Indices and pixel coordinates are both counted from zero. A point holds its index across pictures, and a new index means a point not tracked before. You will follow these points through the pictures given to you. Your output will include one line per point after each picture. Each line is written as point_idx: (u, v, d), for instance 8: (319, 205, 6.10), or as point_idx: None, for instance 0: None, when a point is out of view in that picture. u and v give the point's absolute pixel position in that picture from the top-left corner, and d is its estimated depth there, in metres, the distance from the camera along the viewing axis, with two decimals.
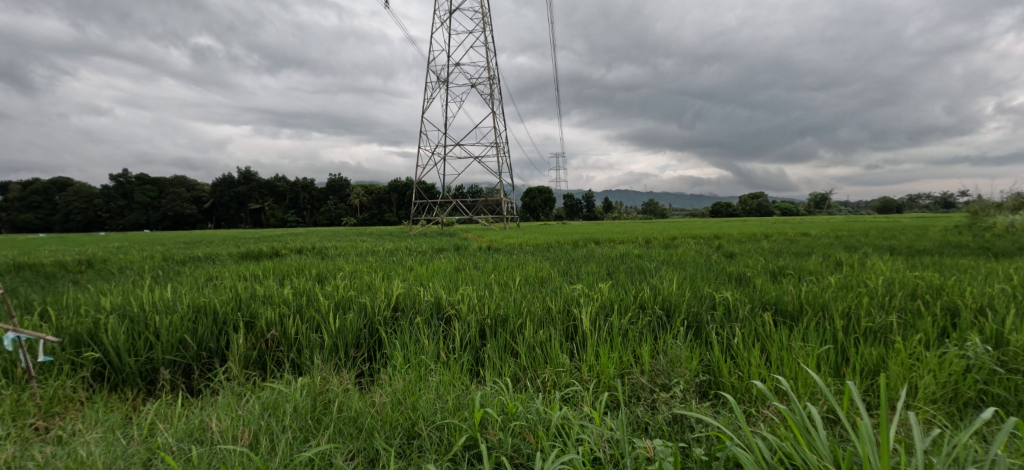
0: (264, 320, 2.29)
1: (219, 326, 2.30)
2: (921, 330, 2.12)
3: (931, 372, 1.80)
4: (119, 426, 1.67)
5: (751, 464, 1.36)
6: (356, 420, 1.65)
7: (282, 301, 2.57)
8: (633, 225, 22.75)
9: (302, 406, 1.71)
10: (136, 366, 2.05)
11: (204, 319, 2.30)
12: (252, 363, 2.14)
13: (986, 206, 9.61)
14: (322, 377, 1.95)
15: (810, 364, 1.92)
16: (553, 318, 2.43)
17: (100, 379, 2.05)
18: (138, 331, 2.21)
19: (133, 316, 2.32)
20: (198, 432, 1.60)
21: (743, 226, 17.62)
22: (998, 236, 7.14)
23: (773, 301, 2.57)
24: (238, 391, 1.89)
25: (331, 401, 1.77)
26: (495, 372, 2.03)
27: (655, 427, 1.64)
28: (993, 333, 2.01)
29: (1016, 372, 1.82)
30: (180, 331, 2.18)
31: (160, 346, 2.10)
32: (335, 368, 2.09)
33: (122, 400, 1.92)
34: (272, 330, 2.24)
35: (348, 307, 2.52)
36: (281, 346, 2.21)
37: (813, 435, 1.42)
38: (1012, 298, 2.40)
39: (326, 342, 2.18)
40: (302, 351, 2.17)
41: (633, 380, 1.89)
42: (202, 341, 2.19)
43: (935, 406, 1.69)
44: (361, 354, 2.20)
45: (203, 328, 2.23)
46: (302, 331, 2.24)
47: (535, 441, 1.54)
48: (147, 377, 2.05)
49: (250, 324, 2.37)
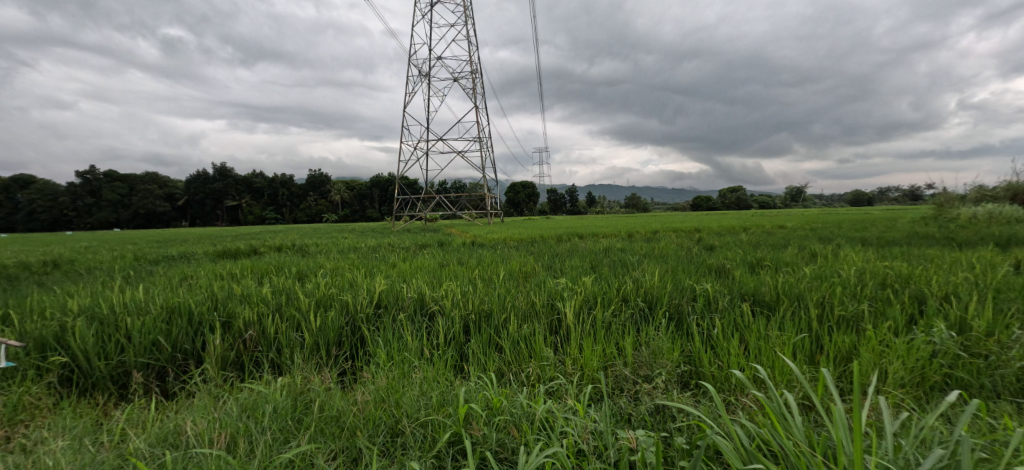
0: (241, 320, 2.28)
1: (196, 326, 2.29)
2: (891, 317, 2.21)
3: (901, 358, 1.88)
4: (89, 434, 1.65)
5: (731, 451, 1.42)
6: (339, 419, 1.67)
7: (261, 299, 2.57)
8: (615, 220, 23.06)
9: (282, 407, 1.71)
10: (107, 370, 2.03)
11: (178, 320, 2.28)
12: (230, 363, 2.13)
13: (951, 198, 10.08)
14: (303, 376, 1.96)
15: (787, 352, 2.00)
16: (537, 312, 2.48)
17: (68, 384, 2.02)
18: (107, 334, 2.19)
19: (103, 318, 2.29)
20: (172, 436, 1.60)
21: (724, 219, 17.92)
22: (962, 227, 7.45)
23: (751, 292, 2.65)
24: (215, 393, 1.89)
25: (312, 400, 1.78)
26: (480, 368, 2.06)
27: (639, 418, 1.69)
28: (957, 319, 2.09)
29: (979, 357, 1.91)
30: (153, 333, 2.16)
31: (132, 348, 2.08)
32: (316, 366, 2.10)
33: (92, 405, 1.90)
34: (251, 330, 2.23)
35: (330, 305, 2.52)
36: (259, 346, 2.20)
37: (790, 421, 1.49)
38: (976, 285, 2.49)
39: (307, 341, 2.18)
40: (282, 351, 2.17)
41: (617, 372, 1.94)
42: (177, 343, 2.17)
43: (904, 390, 1.78)
44: (343, 353, 2.21)
45: (178, 329, 2.22)
46: (282, 330, 2.23)
47: (519, 436, 1.58)
48: (119, 381, 2.03)
49: (227, 324, 2.36)
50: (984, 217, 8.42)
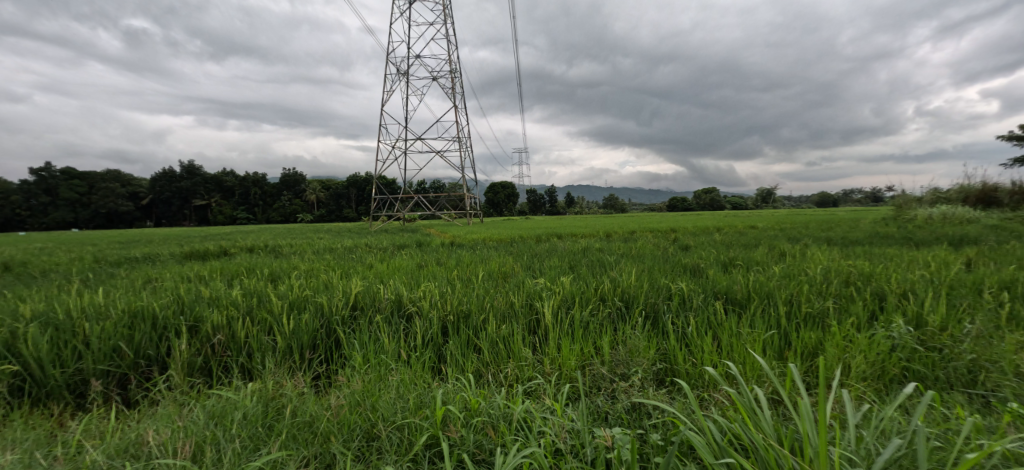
0: (209, 324, 2.26)
1: (160, 331, 2.26)
2: (854, 314, 2.31)
3: (863, 352, 1.97)
4: (42, 446, 1.62)
5: (704, 447, 1.47)
6: (312, 425, 1.67)
7: (230, 302, 2.55)
8: (593, 221, 23.31)
9: (252, 413, 1.71)
10: (63, 379, 1.98)
11: (140, 325, 2.25)
12: (197, 369, 2.11)
13: (909, 200, 10.55)
14: (275, 381, 1.95)
15: (757, 349, 2.08)
16: (515, 312, 2.52)
17: (20, 393, 1.96)
18: (63, 340, 2.14)
19: (59, 324, 2.24)
20: (133, 447, 1.58)
21: (698, 220, 18.30)
22: (919, 227, 7.81)
23: (724, 291, 2.73)
24: (181, 400, 1.87)
25: (284, 406, 1.78)
26: (458, 369, 2.09)
27: (616, 416, 1.74)
28: (914, 315, 2.20)
29: (934, 350, 2.01)
30: (114, 339, 2.12)
31: (90, 355, 2.04)
32: (289, 371, 2.09)
33: (46, 416, 1.85)
34: (219, 334, 2.21)
35: (303, 307, 2.51)
36: (228, 351, 2.19)
37: (759, 415, 1.56)
38: (931, 282, 2.61)
39: (279, 345, 2.17)
40: (253, 355, 2.16)
41: (594, 371, 1.99)
42: (140, 348, 2.14)
43: (865, 383, 1.86)
44: (317, 356, 2.20)
45: (140, 334, 2.18)
46: (252, 334, 2.22)
47: (497, 437, 1.60)
48: (77, 390, 1.99)
49: (194, 328, 2.33)
50: (939, 218, 8.83)
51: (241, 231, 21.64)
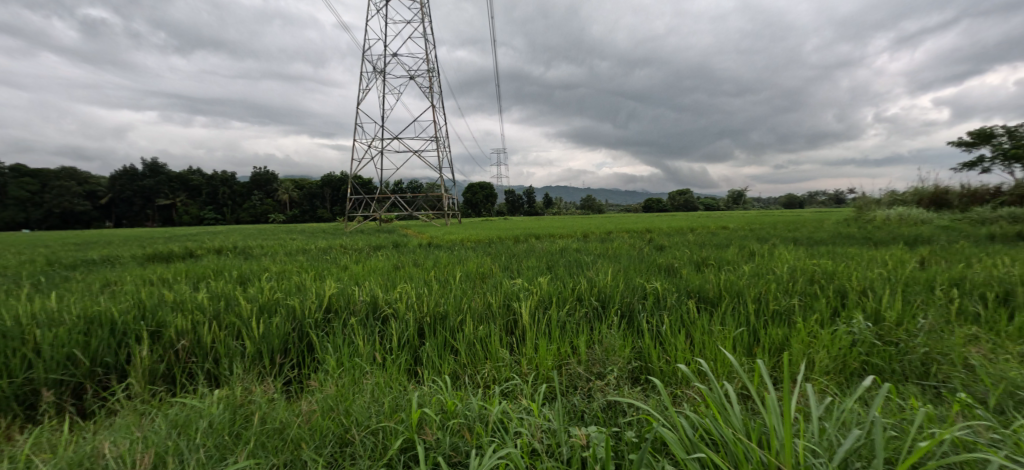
0: (172, 329, 2.22)
1: (119, 337, 2.21)
2: (818, 310, 2.41)
3: (826, 348, 2.07)
4: None
5: (676, 443, 1.52)
6: (283, 431, 1.67)
7: (195, 307, 2.51)
8: (570, 221, 23.52)
9: (218, 422, 1.69)
10: (13, 389, 1.92)
11: (97, 331, 2.20)
12: (159, 377, 2.07)
13: (868, 202, 10.99)
14: (243, 388, 1.94)
15: (727, 346, 2.16)
16: (493, 313, 2.55)
17: None
18: (12, 347, 2.08)
19: (8, 331, 2.18)
20: (88, 460, 1.55)
21: (672, 221, 18.64)
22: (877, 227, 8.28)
23: (697, 289, 2.82)
24: (141, 410, 1.84)
25: (252, 413, 1.77)
26: (435, 371, 2.11)
27: (592, 414, 1.79)
28: (873, 311, 2.31)
29: (891, 344, 2.12)
30: (68, 347, 2.07)
31: (43, 365, 1.98)
32: (258, 376, 2.08)
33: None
34: (183, 340, 2.18)
35: (274, 310, 2.50)
36: (193, 357, 2.16)
37: (729, 410, 1.62)
38: (889, 280, 2.74)
39: (248, 350, 2.15)
40: (221, 361, 2.14)
41: (571, 370, 2.04)
42: (97, 356, 2.10)
43: (828, 376, 1.95)
44: (288, 361, 2.19)
45: (97, 341, 2.14)
46: (220, 339, 2.20)
47: (473, 439, 1.63)
48: (27, 401, 1.93)
49: (156, 333, 2.30)
50: (896, 219, 9.21)
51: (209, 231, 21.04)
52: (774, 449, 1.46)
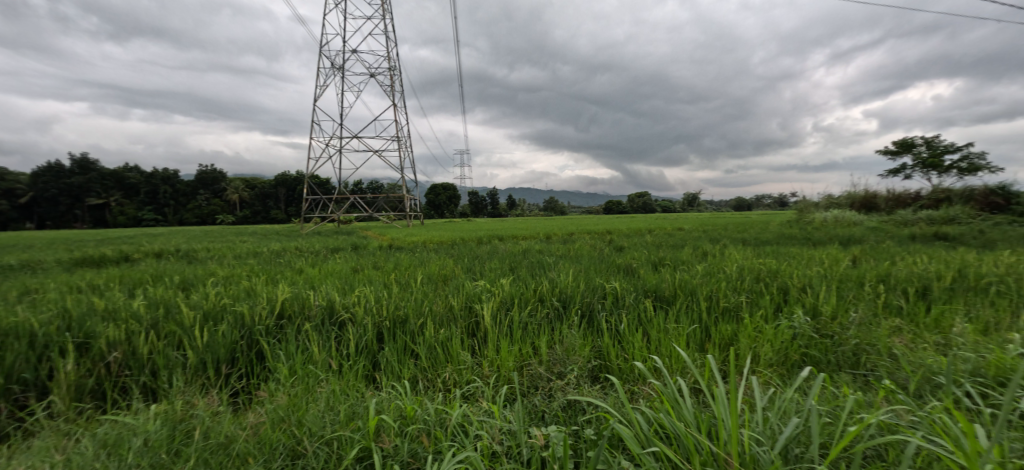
0: (103, 341, 2.15)
1: (41, 351, 2.12)
2: (763, 306, 2.57)
3: (769, 341, 2.21)
4: None
5: (632, 438, 1.61)
6: (227, 447, 1.65)
7: (130, 315, 2.44)
8: (532, 223, 23.80)
9: (155, 439, 1.66)
10: None
11: (15, 346, 2.10)
12: (87, 393, 2.00)
13: (807, 205, 11.66)
14: (184, 401, 1.90)
15: (680, 343, 2.28)
16: (455, 316, 2.59)
17: None
18: None
19: None
20: None
21: (630, 222, 19.14)
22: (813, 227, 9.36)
23: (653, 289, 2.94)
24: (65, 430, 1.78)
25: (194, 428, 1.73)
26: (394, 376, 2.13)
27: (552, 414, 1.86)
28: (812, 306, 2.49)
29: (827, 337, 2.29)
30: None
31: None
32: (201, 388, 2.04)
33: None
34: (115, 352, 2.11)
35: (221, 318, 2.45)
36: (128, 369, 2.09)
37: (681, 405, 1.73)
38: (826, 277, 2.94)
39: (190, 361, 2.11)
40: (159, 372, 2.08)
41: (532, 371, 2.10)
42: (15, 372, 2.00)
43: (771, 369, 2.09)
44: (235, 371, 2.16)
45: (15, 356, 2.04)
46: (158, 350, 2.14)
47: (431, 444, 1.66)
48: None
49: (84, 345, 2.22)
50: (830, 221, 9.80)
51: (149, 233, 19.78)
52: (722, 440, 1.57)
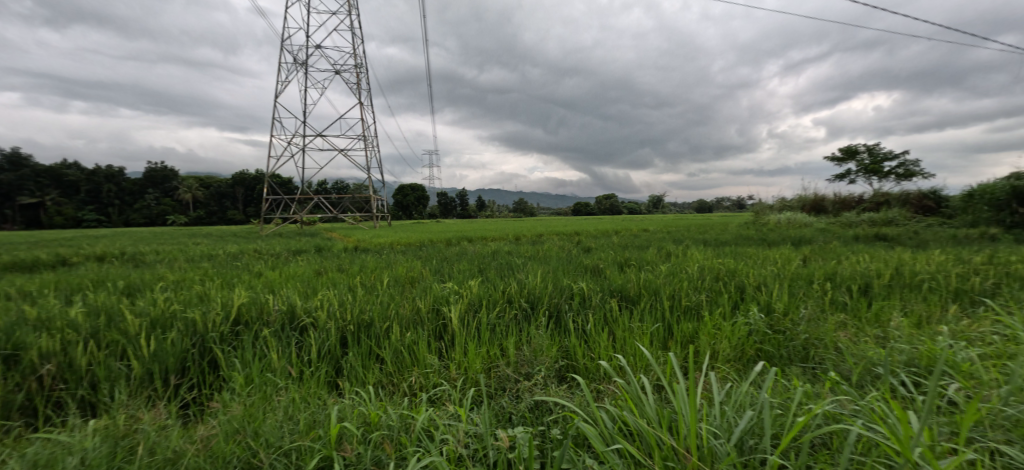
0: (35, 353, 2.02)
1: None
2: (723, 305, 2.63)
3: (727, 338, 2.27)
4: None
5: (596, 437, 1.61)
6: (176, 462, 1.58)
7: (67, 325, 2.30)
8: (500, 224, 23.87)
9: (93, 457, 1.56)
10: None
11: None
12: (17, 409, 1.87)
13: (763, 208, 12.08)
14: (127, 415, 1.81)
15: (643, 341, 2.30)
16: (421, 319, 2.55)
17: None
18: None
19: None
20: None
21: (595, 224, 19.39)
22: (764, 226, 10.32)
23: (619, 289, 2.97)
24: None
25: (139, 443, 1.64)
26: (358, 381, 2.08)
27: (520, 415, 1.85)
28: (768, 304, 2.57)
29: (781, 332, 2.36)
30: None
31: None
32: (147, 401, 1.94)
33: None
34: (49, 364, 1.98)
35: (169, 325, 2.34)
36: (64, 382, 1.97)
37: (643, 401, 1.75)
38: (782, 276, 3.04)
39: (135, 371, 2.00)
40: (99, 384, 1.97)
41: (499, 372, 2.09)
42: None
43: (729, 364, 2.14)
44: (185, 381, 2.06)
45: None
46: (98, 361, 2.02)
47: (394, 450, 1.63)
48: None
49: (14, 358, 2.08)
50: (784, 223, 10.16)
51: (95, 235, 18.77)
52: (683, 435, 1.59)
